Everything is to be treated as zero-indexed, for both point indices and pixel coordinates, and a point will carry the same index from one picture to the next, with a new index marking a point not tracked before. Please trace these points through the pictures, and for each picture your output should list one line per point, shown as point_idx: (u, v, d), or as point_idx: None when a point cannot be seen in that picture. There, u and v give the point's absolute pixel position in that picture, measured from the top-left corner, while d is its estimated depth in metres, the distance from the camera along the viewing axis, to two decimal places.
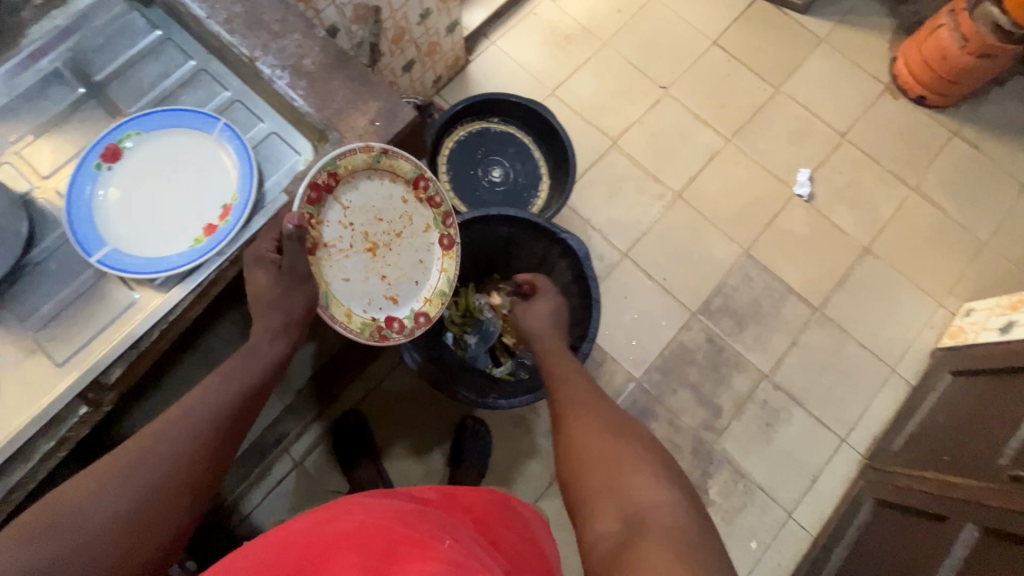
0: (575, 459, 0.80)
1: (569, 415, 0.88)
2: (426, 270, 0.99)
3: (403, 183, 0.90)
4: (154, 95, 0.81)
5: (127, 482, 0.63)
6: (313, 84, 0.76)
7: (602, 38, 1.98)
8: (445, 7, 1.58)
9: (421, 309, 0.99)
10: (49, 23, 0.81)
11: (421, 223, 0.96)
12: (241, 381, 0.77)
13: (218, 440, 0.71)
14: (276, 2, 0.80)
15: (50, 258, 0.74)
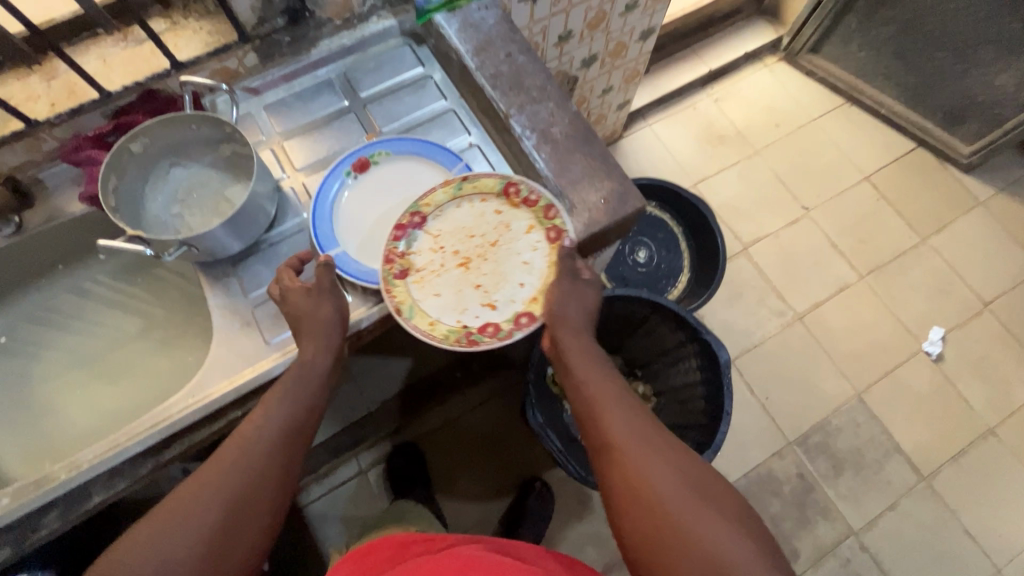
0: (647, 468, 0.64)
1: (618, 437, 0.68)
2: (535, 272, 0.78)
3: (494, 198, 0.80)
4: (405, 122, 0.89)
5: (183, 521, 0.59)
6: (557, 152, 0.81)
7: (754, 146, 2.01)
8: (625, 87, 1.67)
9: (524, 309, 0.76)
10: (337, 40, 0.90)
11: (522, 226, 0.79)
12: (289, 402, 0.70)
13: (276, 460, 0.67)
14: (539, 70, 0.87)
15: (283, 243, 0.81)
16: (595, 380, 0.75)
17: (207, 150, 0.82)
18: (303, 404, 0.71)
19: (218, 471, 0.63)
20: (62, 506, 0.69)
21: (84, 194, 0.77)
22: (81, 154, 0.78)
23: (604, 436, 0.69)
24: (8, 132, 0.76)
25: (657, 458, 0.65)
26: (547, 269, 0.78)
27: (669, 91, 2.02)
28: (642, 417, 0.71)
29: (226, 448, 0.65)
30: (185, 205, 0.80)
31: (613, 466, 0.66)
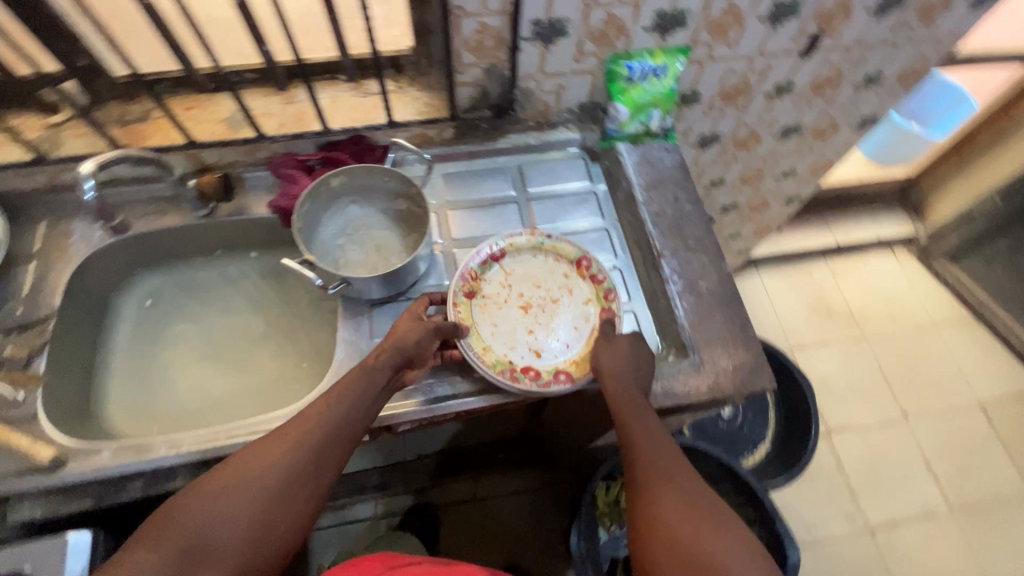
0: (683, 533, 0.59)
1: (655, 491, 0.63)
2: (583, 338, 0.81)
3: (566, 262, 0.86)
4: (560, 228, 0.94)
5: (240, 492, 0.59)
6: (699, 305, 0.83)
7: (863, 331, 1.94)
8: (751, 237, 1.69)
9: (564, 366, 0.79)
10: (523, 138, 0.99)
11: (582, 295, 0.84)
12: (349, 402, 0.67)
13: (322, 462, 0.64)
14: (701, 221, 0.90)
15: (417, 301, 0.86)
16: (637, 421, 0.69)
17: (385, 202, 0.90)
18: (359, 411, 0.68)
19: (267, 456, 0.62)
20: (147, 477, 0.72)
21: (273, 203, 0.87)
22: (285, 169, 0.88)
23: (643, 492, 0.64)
24: (240, 137, 0.88)
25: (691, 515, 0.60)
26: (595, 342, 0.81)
27: (790, 251, 2.01)
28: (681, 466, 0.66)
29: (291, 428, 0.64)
30: (349, 244, 0.88)
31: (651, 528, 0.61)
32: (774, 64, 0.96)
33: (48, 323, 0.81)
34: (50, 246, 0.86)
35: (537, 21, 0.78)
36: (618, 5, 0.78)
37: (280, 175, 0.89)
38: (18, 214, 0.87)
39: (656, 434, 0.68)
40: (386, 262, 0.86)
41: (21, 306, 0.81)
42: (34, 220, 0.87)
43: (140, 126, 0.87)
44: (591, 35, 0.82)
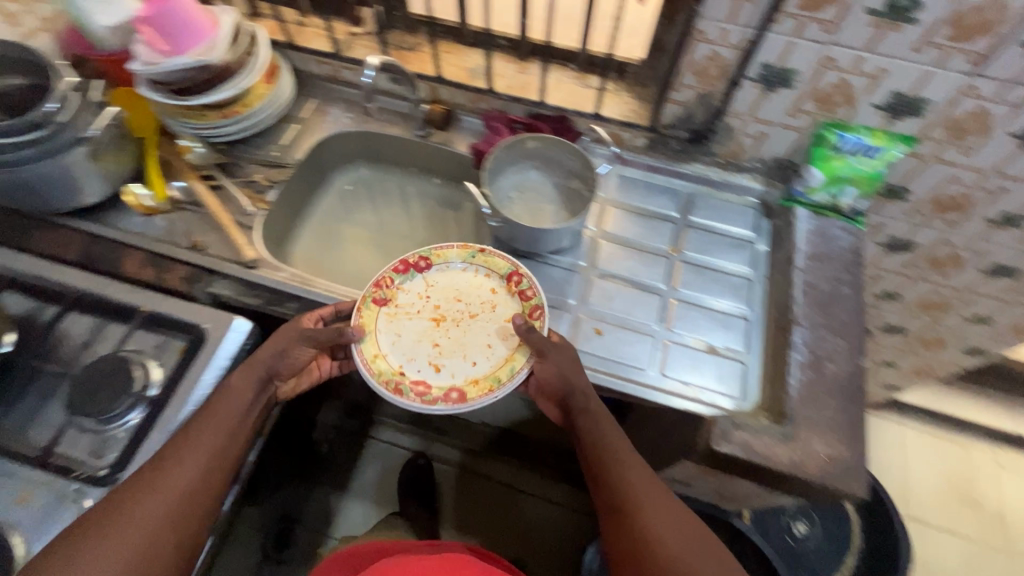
0: (647, 518, 0.72)
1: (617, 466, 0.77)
2: (489, 357, 0.84)
3: (495, 279, 0.90)
4: (706, 262, 0.96)
5: (140, 505, 0.68)
6: (816, 384, 0.79)
7: (1011, 542, 1.60)
8: (908, 374, 1.50)
9: (458, 385, 0.82)
10: (707, 170, 1.02)
11: (505, 312, 0.88)
12: (217, 428, 0.73)
13: (230, 440, 0.75)
14: (855, 309, 0.85)
15: (553, 269, 0.95)
16: (593, 416, 0.81)
17: (561, 178, 1.00)
18: (239, 406, 0.76)
19: (164, 476, 0.70)
20: (303, 304, 0.89)
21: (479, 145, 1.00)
22: (495, 122, 1.03)
23: (607, 483, 0.76)
24: (474, 86, 1.05)
25: (653, 502, 0.74)
26: (503, 358, 0.84)
27: (951, 413, 1.73)
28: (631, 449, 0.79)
29: (156, 467, 0.71)
30: (516, 200, 0.99)
31: (619, 515, 0.74)
32: (1010, 189, 0.88)
33: (288, 168, 1.04)
34: (312, 119, 1.11)
35: (768, 65, 0.82)
36: (855, 74, 0.79)
37: (490, 124, 1.04)
38: (302, 89, 1.14)
39: (608, 432, 0.80)
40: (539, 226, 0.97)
41: (277, 151, 1.06)
42: (310, 97, 1.13)
43: (407, 53, 1.08)
44: (816, 95, 0.84)
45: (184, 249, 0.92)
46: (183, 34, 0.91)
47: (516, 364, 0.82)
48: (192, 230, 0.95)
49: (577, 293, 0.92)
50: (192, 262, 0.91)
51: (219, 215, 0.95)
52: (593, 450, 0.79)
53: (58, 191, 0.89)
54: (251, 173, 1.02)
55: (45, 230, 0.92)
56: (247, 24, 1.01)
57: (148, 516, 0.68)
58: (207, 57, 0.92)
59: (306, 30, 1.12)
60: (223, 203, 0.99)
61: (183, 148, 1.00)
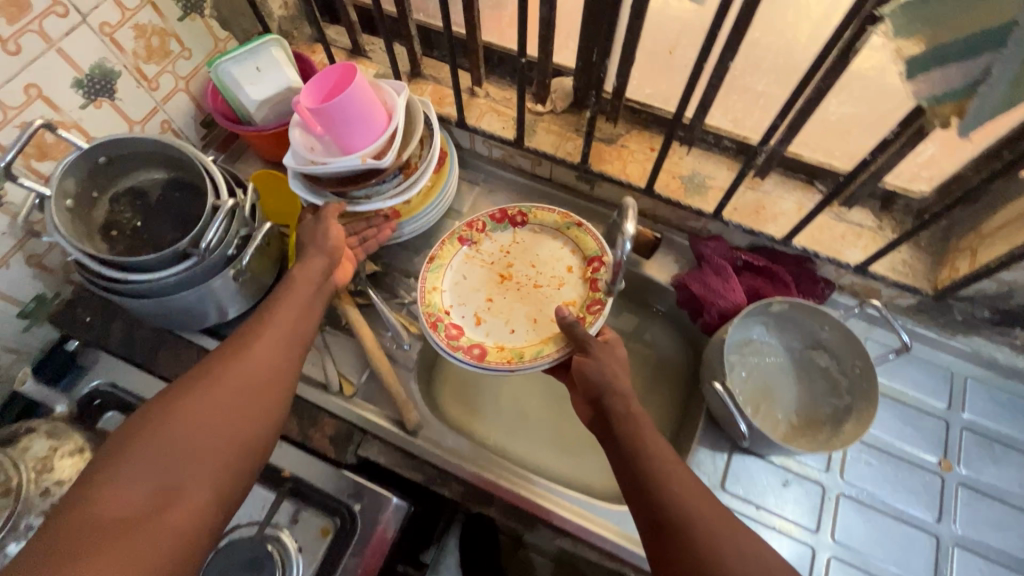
0: (674, 486, 0.54)
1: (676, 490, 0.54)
2: (531, 333, 0.76)
3: (578, 259, 0.81)
4: (990, 486, 0.72)
5: (153, 472, 0.49)
6: None
7: None
8: None
9: (486, 344, 0.76)
10: (992, 350, 0.77)
11: (567, 296, 0.79)
12: (243, 382, 0.55)
13: (266, 383, 0.57)
14: None
15: (787, 476, 0.72)
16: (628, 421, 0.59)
17: (798, 344, 0.78)
18: (292, 339, 0.62)
19: (213, 388, 0.54)
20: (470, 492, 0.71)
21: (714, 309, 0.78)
22: (716, 257, 0.80)
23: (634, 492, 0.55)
24: (692, 205, 0.82)
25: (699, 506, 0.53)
26: (540, 337, 0.76)
27: None
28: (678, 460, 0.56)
29: (169, 423, 0.51)
30: (741, 373, 0.77)
31: (660, 536, 0.52)
32: None
33: None
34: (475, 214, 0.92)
35: None
36: None
37: (707, 260, 0.81)
38: (464, 171, 0.95)
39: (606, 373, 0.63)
40: (771, 415, 0.75)
41: None
42: (473, 182, 0.94)
43: (604, 147, 0.87)
44: None
45: (333, 395, 0.75)
46: (354, 130, 0.71)
47: (545, 349, 0.73)
48: (339, 364, 0.78)
49: (819, 517, 0.70)
50: (342, 417, 0.74)
51: (373, 352, 0.76)
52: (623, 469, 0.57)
53: (197, 314, 0.75)
54: (407, 288, 0.85)
55: (178, 347, 0.79)
56: (419, 103, 0.79)
57: (201, 415, 0.52)
58: (379, 161, 0.71)
59: (478, 103, 0.92)
60: (374, 326, 0.82)
61: None
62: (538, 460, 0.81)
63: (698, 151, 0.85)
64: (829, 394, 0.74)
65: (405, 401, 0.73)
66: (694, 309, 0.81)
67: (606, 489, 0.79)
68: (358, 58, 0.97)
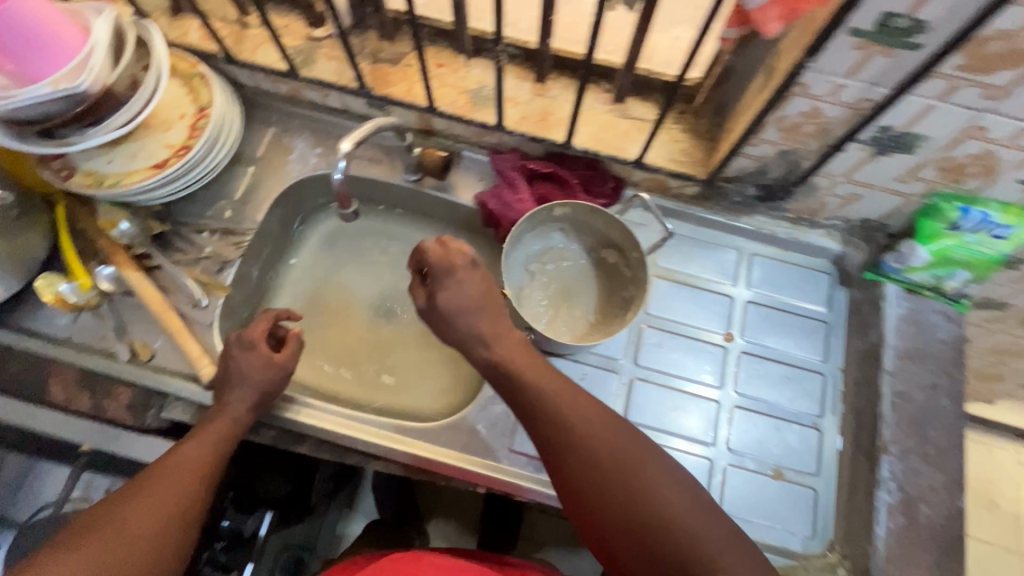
0: (636, 484, 0.54)
1: (578, 462, 0.56)
2: (125, 165, 0.75)
3: (192, 105, 0.79)
4: (769, 350, 0.79)
5: (158, 489, 0.57)
6: (909, 535, 0.66)
7: None
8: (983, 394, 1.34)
9: (76, 168, 0.74)
10: (772, 226, 0.82)
11: (168, 138, 0.77)
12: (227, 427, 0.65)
13: (213, 466, 0.62)
14: (955, 429, 0.70)
15: (583, 371, 0.77)
16: (525, 398, 0.59)
17: (596, 248, 0.79)
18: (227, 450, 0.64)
19: (187, 452, 0.61)
20: (282, 433, 0.74)
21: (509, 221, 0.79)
22: (509, 170, 0.81)
23: (595, 491, 0.55)
24: (479, 119, 0.80)
25: (638, 459, 0.55)
26: (132, 170, 0.75)
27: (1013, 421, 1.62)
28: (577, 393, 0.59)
29: (188, 450, 0.61)
30: (543, 282, 0.79)
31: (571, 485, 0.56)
32: None
33: (248, 237, 0.81)
34: (270, 156, 0.86)
35: (888, 128, 0.60)
36: (1007, 146, 0.58)
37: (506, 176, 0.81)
38: (253, 114, 0.89)
39: (469, 296, 0.62)
40: (571, 315, 0.78)
41: (230, 208, 0.83)
42: (266, 124, 0.88)
43: (388, 69, 0.82)
44: (943, 164, 0.63)
45: (123, 363, 0.73)
46: (32, 57, 0.64)
47: (127, 179, 0.74)
48: (130, 330, 0.75)
49: (616, 402, 0.75)
50: (139, 385, 0.73)
51: (163, 317, 0.74)
52: (599, 504, 0.55)
53: None
54: (199, 245, 0.80)
55: None
56: (128, 23, 0.71)
57: (150, 505, 0.56)
58: (74, 85, 0.65)
59: (251, 35, 0.84)
60: (167, 288, 0.78)
61: (106, 222, 0.75)
62: (373, 396, 0.85)
63: (484, 61, 0.82)
64: (628, 289, 0.76)
65: (199, 356, 0.72)
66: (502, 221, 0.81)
67: (431, 413, 0.83)
68: None
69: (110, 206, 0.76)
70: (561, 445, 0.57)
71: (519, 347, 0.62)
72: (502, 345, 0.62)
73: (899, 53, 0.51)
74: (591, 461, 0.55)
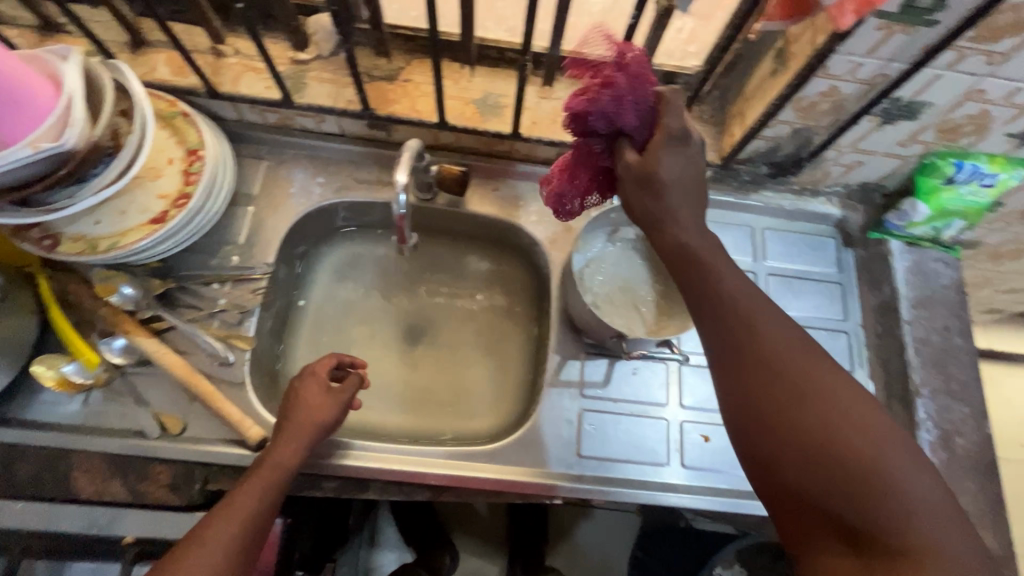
0: (883, 471, 0.42)
1: (804, 408, 0.45)
2: (119, 224, 0.68)
3: (181, 149, 0.72)
4: (796, 317, 0.83)
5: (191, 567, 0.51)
6: (952, 466, 0.72)
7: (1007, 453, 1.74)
8: None
9: (61, 234, 0.66)
10: (779, 200, 0.86)
11: (161, 188, 0.70)
12: (262, 486, 0.58)
13: (251, 529, 0.55)
14: (970, 364, 0.77)
15: (634, 367, 0.78)
16: (759, 357, 0.47)
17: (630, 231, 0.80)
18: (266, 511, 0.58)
19: (220, 517, 0.55)
20: (342, 482, 0.71)
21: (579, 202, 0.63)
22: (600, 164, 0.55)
23: (821, 443, 0.44)
24: (490, 129, 0.79)
25: (915, 500, 0.42)
26: (126, 228, 0.68)
27: None
28: (857, 396, 0.45)
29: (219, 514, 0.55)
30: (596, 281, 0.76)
31: (778, 418, 0.45)
32: None
33: (262, 281, 0.76)
34: (269, 192, 0.80)
35: (898, 99, 0.64)
36: (1000, 105, 0.64)
37: (617, 113, 0.51)
38: (240, 149, 0.82)
39: (686, 175, 0.51)
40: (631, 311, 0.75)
41: (236, 254, 0.77)
42: (257, 157, 0.82)
43: (387, 86, 0.79)
44: (942, 126, 0.68)
45: (153, 440, 0.66)
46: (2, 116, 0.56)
47: (124, 239, 0.67)
48: (152, 402, 0.68)
49: (668, 391, 0.77)
50: (174, 460, 0.66)
51: (190, 382, 0.68)
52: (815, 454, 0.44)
53: None
54: (211, 298, 0.74)
55: None
56: (102, 67, 0.64)
57: None
58: (59, 144, 0.58)
59: (229, 64, 0.77)
60: (184, 350, 0.71)
61: (104, 288, 0.68)
62: (422, 425, 0.82)
63: (485, 68, 0.80)
64: None
65: (241, 419, 0.67)
66: (633, 199, 0.52)
67: (482, 432, 0.81)
68: (52, 34, 0.75)
69: (105, 271, 0.69)
70: (785, 384, 0.46)
71: (768, 314, 0.49)
72: (751, 308, 0.48)
73: (919, 30, 0.55)
74: (823, 411, 0.44)
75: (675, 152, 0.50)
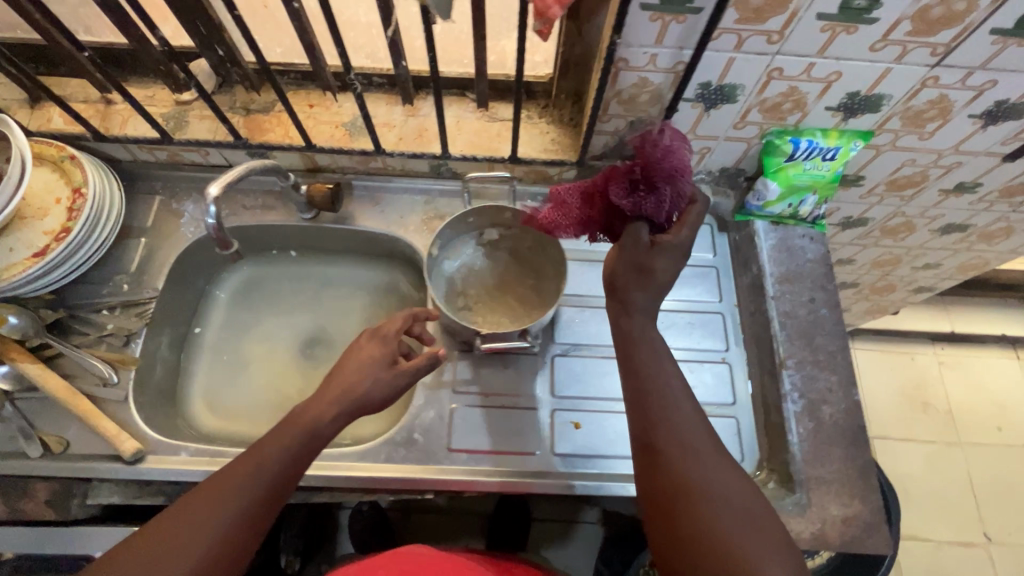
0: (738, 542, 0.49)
1: (689, 471, 0.52)
2: (6, 261, 0.74)
3: (68, 188, 0.78)
4: (670, 302, 0.85)
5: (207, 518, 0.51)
6: (818, 435, 0.73)
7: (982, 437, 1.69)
8: (877, 311, 1.49)
9: None
10: None
11: (48, 226, 0.76)
12: (292, 446, 0.57)
13: (273, 493, 0.54)
14: (838, 334, 0.78)
15: (510, 362, 0.80)
16: (663, 420, 0.55)
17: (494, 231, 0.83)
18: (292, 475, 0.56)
19: (245, 470, 0.54)
20: None
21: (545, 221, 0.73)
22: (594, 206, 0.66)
23: (692, 502, 0.51)
24: (358, 147, 0.84)
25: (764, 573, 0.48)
26: (12, 264, 0.74)
27: (911, 331, 1.77)
28: (740, 480, 0.53)
29: (242, 467, 0.54)
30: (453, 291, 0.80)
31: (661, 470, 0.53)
32: (966, 162, 0.82)
33: (150, 306, 0.81)
34: (160, 224, 0.86)
35: (707, 84, 0.68)
36: (806, 80, 0.67)
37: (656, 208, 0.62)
38: (136, 186, 0.89)
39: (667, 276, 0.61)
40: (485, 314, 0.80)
41: (127, 282, 0.82)
42: (151, 193, 0.89)
43: (261, 117, 0.85)
44: (762, 105, 0.72)
45: (36, 459, 0.70)
46: None
47: (7, 274, 0.72)
48: (38, 425, 0.72)
49: (541, 381, 0.79)
50: (55, 477, 0.70)
51: (71, 402, 0.72)
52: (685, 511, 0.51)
53: None
54: (99, 324, 0.79)
55: None
56: None
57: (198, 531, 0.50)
58: None
59: (117, 110, 0.84)
60: (73, 374, 0.76)
61: None
62: None
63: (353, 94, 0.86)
64: (543, 249, 0.81)
65: (117, 434, 0.70)
66: (622, 265, 0.61)
67: (369, 435, 0.84)
68: None
69: None
70: (678, 446, 0.54)
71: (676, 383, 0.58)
72: (668, 380, 0.58)
73: (688, 18, 0.59)
74: (698, 477, 0.52)
75: (679, 254, 0.62)
